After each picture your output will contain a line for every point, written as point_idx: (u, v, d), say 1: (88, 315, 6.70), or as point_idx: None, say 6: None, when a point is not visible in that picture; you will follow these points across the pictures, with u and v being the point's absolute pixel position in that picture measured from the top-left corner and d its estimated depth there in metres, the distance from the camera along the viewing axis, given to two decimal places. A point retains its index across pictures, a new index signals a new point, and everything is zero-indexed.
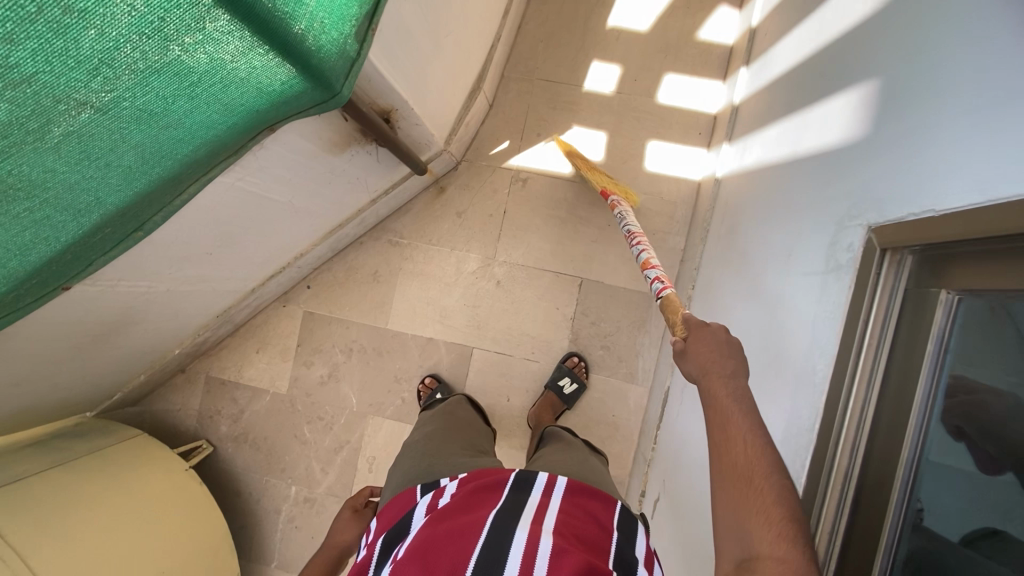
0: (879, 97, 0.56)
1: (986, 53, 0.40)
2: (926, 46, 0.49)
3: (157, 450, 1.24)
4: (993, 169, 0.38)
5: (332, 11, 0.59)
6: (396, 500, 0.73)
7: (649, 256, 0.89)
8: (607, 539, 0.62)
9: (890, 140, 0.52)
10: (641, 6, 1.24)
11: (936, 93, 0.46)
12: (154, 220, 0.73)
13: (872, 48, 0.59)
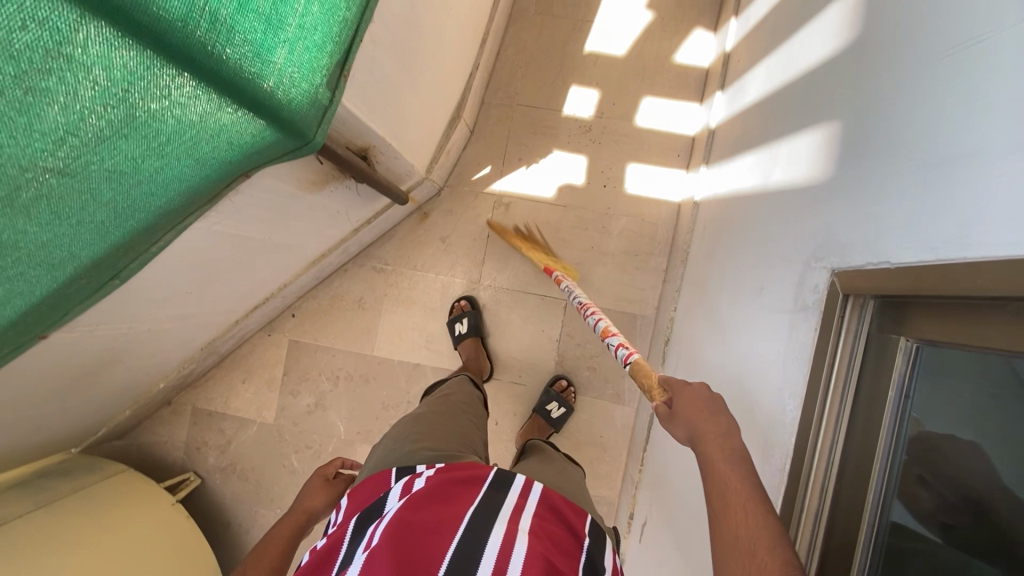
0: (840, 142, 0.57)
1: (937, 115, 0.41)
2: (883, 97, 0.50)
3: (145, 486, 1.23)
4: (943, 228, 0.39)
5: (302, 65, 0.59)
6: (368, 482, 0.74)
7: (607, 325, 0.91)
8: (578, 546, 0.64)
9: (851, 186, 0.53)
10: (617, 31, 1.25)
11: (892, 145, 0.47)
12: (130, 267, 0.73)
13: (835, 92, 0.61)
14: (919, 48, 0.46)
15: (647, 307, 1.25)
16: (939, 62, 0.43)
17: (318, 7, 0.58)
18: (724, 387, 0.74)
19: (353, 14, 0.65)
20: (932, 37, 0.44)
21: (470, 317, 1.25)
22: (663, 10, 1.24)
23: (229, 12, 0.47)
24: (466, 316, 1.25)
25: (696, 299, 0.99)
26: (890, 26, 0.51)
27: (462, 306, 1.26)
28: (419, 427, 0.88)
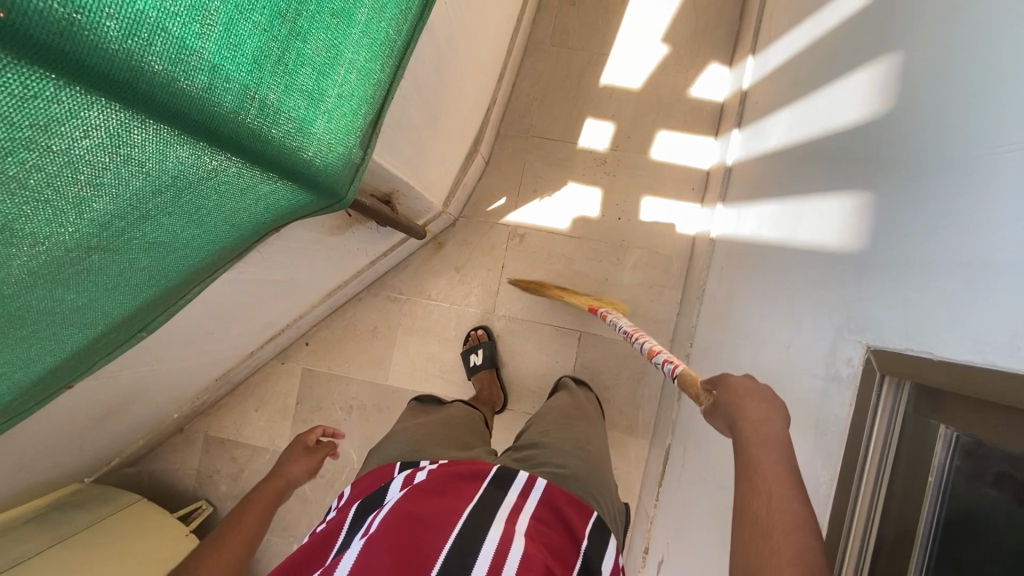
0: (872, 214, 0.58)
1: (983, 214, 0.42)
2: (921, 179, 0.51)
3: (157, 516, 1.22)
4: (992, 333, 0.39)
5: (339, 130, 0.60)
6: (376, 473, 0.79)
7: (653, 346, 0.92)
8: (575, 550, 0.67)
9: (885, 263, 0.54)
10: (632, 64, 1.26)
11: (934, 232, 0.47)
12: (159, 318, 0.73)
13: (867, 159, 0.61)
14: (959, 138, 0.47)
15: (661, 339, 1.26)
16: (980, 159, 0.43)
17: (356, 75, 0.58)
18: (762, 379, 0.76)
19: (387, 75, 0.65)
20: (973, 131, 0.45)
21: (484, 349, 1.25)
22: (678, 44, 1.25)
23: (276, 95, 0.47)
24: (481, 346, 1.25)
25: (713, 341, 1.00)
26: (927, 109, 0.52)
27: (477, 336, 1.27)
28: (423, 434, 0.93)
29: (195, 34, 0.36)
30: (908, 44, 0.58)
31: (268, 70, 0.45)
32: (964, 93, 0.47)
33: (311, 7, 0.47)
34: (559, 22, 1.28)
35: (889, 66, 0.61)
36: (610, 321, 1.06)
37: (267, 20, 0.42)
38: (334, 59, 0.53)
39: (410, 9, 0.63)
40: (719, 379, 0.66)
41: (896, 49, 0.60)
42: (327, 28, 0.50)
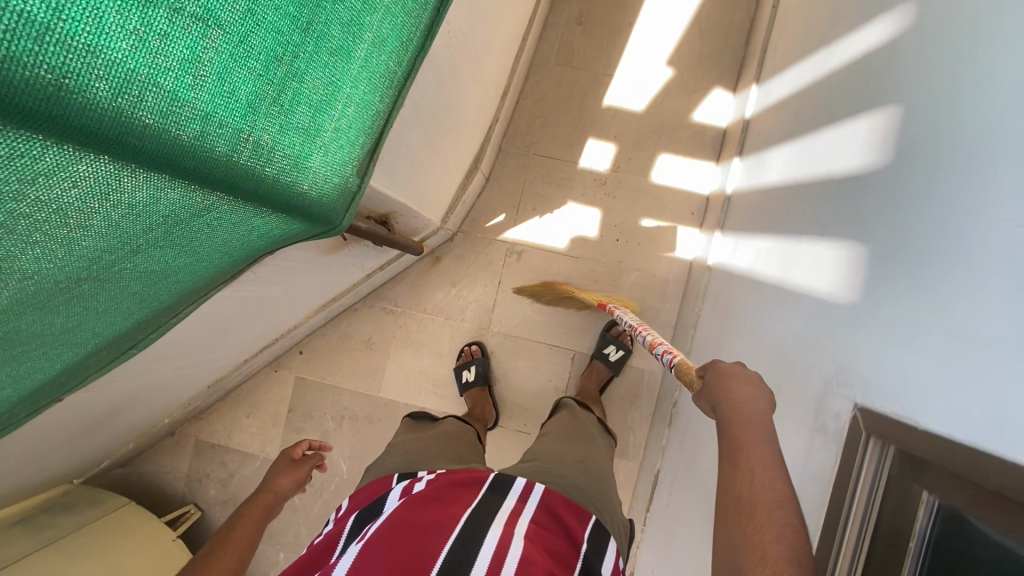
0: (866, 268, 0.58)
1: (973, 288, 0.42)
2: (915, 239, 0.51)
3: (145, 520, 1.22)
4: (976, 410, 0.39)
5: (335, 162, 0.59)
6: (373, 484, 0.81)
7: (654, 338, 0.92)
8: (576, 551, 0.67)
9: (876, 320, 0.54)
10: (636, 86, 1.26)
11: (925, 297, 0.47)
12: (150, 336, 0.73)
13: (864, 210, 0.61)
14: (955, 205, 0.46)
15: (654, 361, 1.27)
16: (974, 230, 0.43)
17: (354, 108, 0.58)
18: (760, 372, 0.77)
19: (386, 105, 0.65)
20: (969, 199, 0.45)
21: (477, 365, 1.25)
22: (683, 68, 1.25)
23: (270, 135, 0.47)
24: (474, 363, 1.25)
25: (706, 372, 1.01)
26: (924, 169, 0.52)
27: (470, 352, 1.27)
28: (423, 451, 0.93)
29: (187, 86, 0.36)
30: (912, 99, 0.57)
31: (263, 113, 0.45)
32: (962, 159, 0.47)
33: (310, 49, 0.47)
34: (564, 40, 1.28)
35: (891, 119, 0.60)
36: (616, 317, 1.06)
37: (263, 66, 0.42)
38: (331, 95, 0.53)
39: (412, 41, 0.63)
40: (711, 363, 0.68)
41: (899, 103, 0.60)
42: (326, 67, 0.50)
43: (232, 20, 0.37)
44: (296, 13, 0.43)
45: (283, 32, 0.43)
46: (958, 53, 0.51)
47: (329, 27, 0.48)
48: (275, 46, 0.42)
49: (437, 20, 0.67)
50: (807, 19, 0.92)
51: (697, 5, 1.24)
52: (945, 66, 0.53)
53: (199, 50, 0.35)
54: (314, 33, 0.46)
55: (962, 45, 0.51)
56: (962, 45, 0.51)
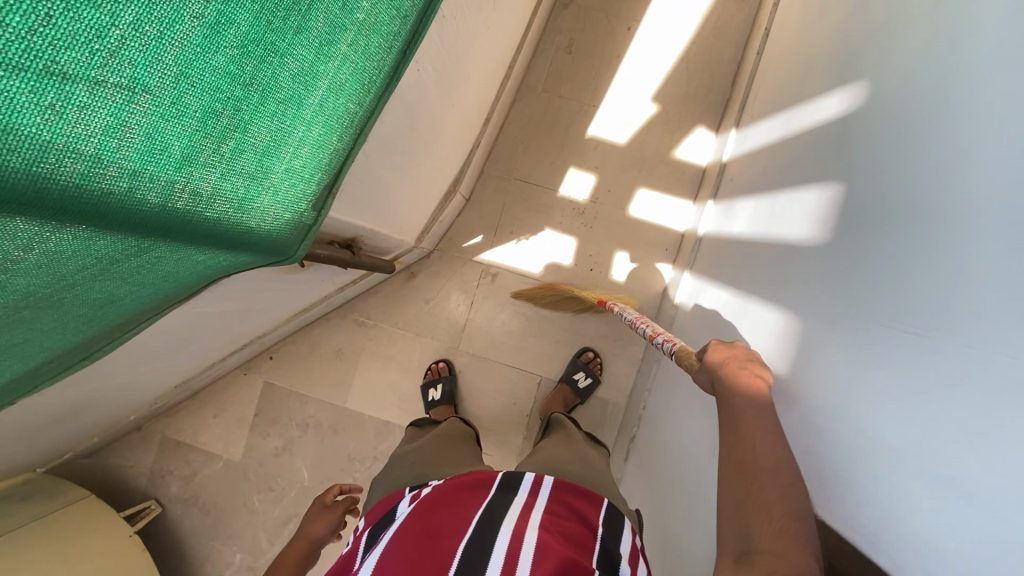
0: (823, 350, 0.59)
1: (927, 419, 0.44)
2: (866, 344, 0.53)
3: (102, 516, 1.23)
4: (935, 547, 0.42)
5: (287, 200, 0.61)
6: (385, 500, 0.81)
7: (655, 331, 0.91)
8: (592, 536, 0.68)
9: (838, 407, 0.56)
10: (621, 119, 1.27)
11: (878, 411, 0.50)
12: (105, 348, 0.74)
13: (815, 286, 0.63)
14: (913, 317, 0.47)
15: (619, 392, 1.27)
16: (926, 354, 0.45)
17: (308, 149, 0.59)
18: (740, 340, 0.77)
19: (346, 144, 0.66)
20: (932, 319, 0.45)
21: (443, 384, 1.26)
22: (667, 105, 1.26)
23: (210, 182, 0.48)
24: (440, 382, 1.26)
25: (669, 415, 1.03)
26: (876, 265, 0.54)
27: (436, 371, 1.28)
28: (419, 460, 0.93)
29: (112, 148, 0.37)
30: (866, 184, 0.58)
31: (201, 162, 0.46)
32: (921, 271, 0.48)
33: (253, 102, 0.48)
34: (553, 69, 1.29)
35: (844, 198, 0.62)
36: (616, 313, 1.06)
37: (200, 122, 0.43)
38: (281, 140, 0.54)
39: (374, 82, 0.64)
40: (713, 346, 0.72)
41: (851, 185, 0.61)
42: (273, 116, 0.51)
43: (163, 86, 0.38)
44: (237, 70, 0.44)
45: (223, 90, 0.44)
46: (914, 150, 0.52)
47: (276, 80, 0.49)
48: (213, 103, 0.43)
49: (402, 61, 0.67)
50: (782, 76, 0.94)
51: (685, 45, 1.26)
52: (902, 161, 0.53)
53: (124, 115, 0.36)
54: (259, 87, 0.47)
55: (919, 144, 0.51)
56: (920, 144, 0.51)
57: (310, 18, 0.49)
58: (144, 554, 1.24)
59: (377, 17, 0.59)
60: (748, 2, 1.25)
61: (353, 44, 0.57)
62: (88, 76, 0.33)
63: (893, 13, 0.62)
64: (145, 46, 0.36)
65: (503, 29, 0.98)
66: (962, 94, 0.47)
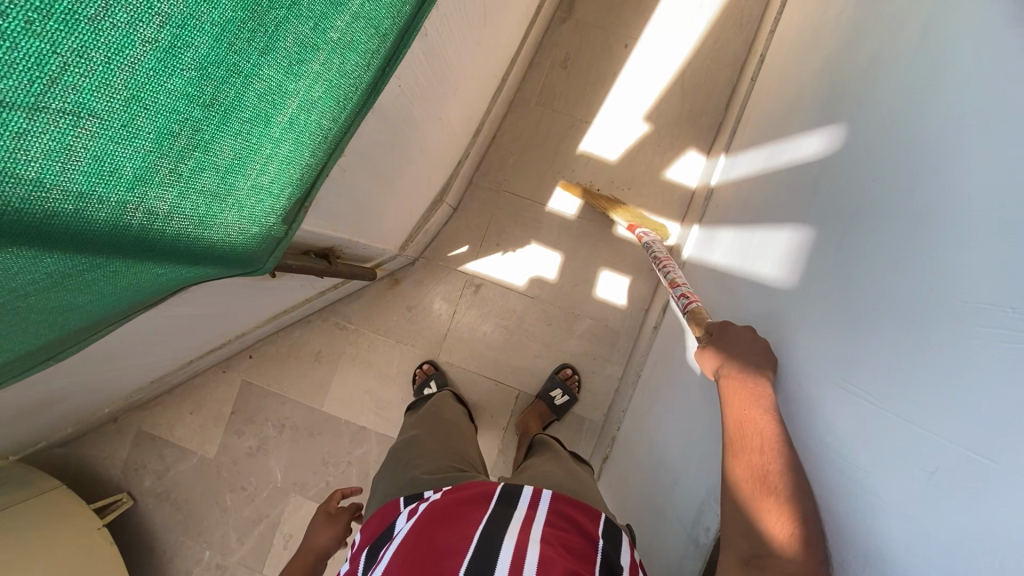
0: (789, 391, 0.59)
1: (877, 482, 0.45)
2: (828, 393, 0.53)
3: (73, 507, 1.22)
4: None
5: (253, 214, 0.60)
6: (380, 511, 0.78)
7: (677, 277, 0.90)
8: (593, 549, 0.67)
9: (801, 449, 0.56)
10: (613, 135, 1.26)
11: (834, 466, 0.50)
12: (68, 349, 0.73)
13: (785, 328, 0.63)
14: (871, 377, 0.47)
15: (597, 411, 1.27)
16: (880, 417, 0.45)
17: (277, 165, 0.59)
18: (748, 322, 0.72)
19: (319, 159, 0.65)
20: (886, 379, 0.45)
21: (436, 380, 1.26)
22: (659, 125, 1.26)
23: (168, 201, 0.48)
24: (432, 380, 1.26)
25: (640, 438, 1.03)
26: (841, 314, 0.53)
27: (423, 373, 1.28)
28: (412, 454, 0.91)
29: (54, 172, 0.36)
30: (837, 231, 0.58)
31: (156, 181, 0.45)
32: (881, 331, 0.47)
33: (214, 121, 0.47)
34: (547, 82, 1.29)
35: (815, 241, 0.61)
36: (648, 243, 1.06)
37: (155, 142, 0.43)
38: (245, 158, 0.54)
39: (350, 99, 0.64)
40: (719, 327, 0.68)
41: (821, 230, 0.61)
42: (237, 135, 0.50)
43: (111, 110, 0.38)
44: (195, 91, 0.44)
45: (179, 111, 0.43)
46: (886, 203, 0.52)
47: (240, 100, 0.49)
48: (169, 124, 0.43)
49: (381, 79, 0.67)
50: (769, 107, 0.93)
51: (680, 65, 1.25)
52: (874, 212, 0.53)
53: (68, 139, 0.36)
54: (220, 107, 0.47)
55: (891, 198, 0.51)
56: (892, 198, 0.51)
57: (277, 39, 0.49)
58: (113, 547, 1.23)
59: (353, 36, 0.58)
60: (745, 27, 1.25)
61: (326, 63, 0.57)
62: (27, 103, 0.33)
63: (876, 58, 0.62)
64: (92, 74, 0.35)
65: (493, 44, 0.98)
66: (937, 152, 0.47)
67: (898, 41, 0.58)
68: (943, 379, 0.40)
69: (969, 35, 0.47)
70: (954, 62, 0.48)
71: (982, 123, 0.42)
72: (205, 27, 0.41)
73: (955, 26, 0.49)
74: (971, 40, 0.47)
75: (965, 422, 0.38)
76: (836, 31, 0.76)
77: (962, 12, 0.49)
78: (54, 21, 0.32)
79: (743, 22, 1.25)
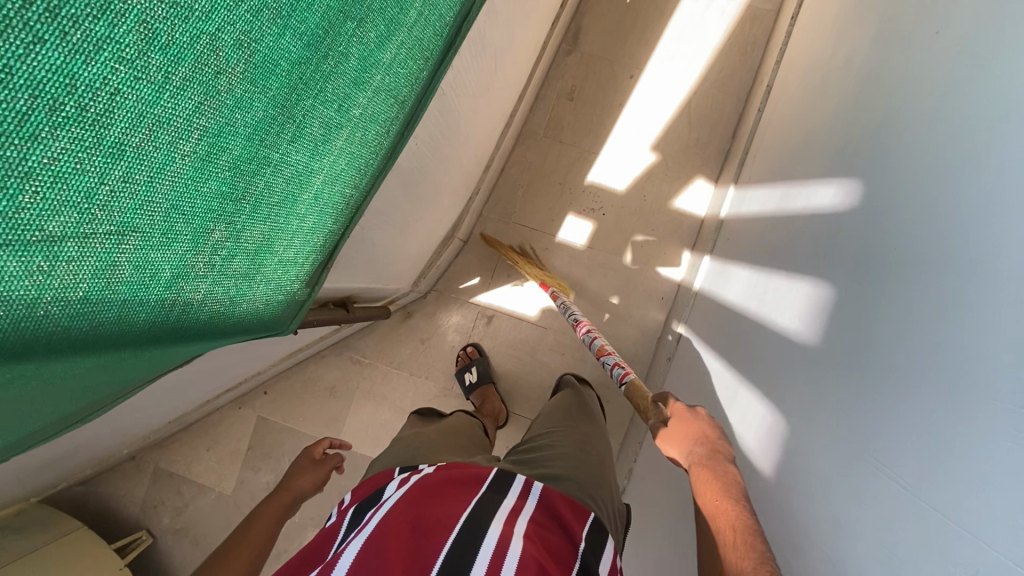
0: (808, 447, 0.60)
1: (904, 560, 0.45)
2: (853, 457, 0.53)
3: (94, 547, 1.22)
4: None
5: (279, 285, 0.61)
6: (374, 477, 0.80)
7: (604, 345, 0.99)
8: (573, 552, 0.67)
9: (819, 512, 0.56)
10: (620, 166, 1.27)
11: (857, 536, 0.50)
12: (94, 413, 0.73)
13: (806, 384, 0.63)
14: (900, 451, 0.48)
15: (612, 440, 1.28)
16: (910, 494, 0.46)
17: (302, 237, 0.60)
18: (765, 370, 0.73)
19: (341, 224, 0.66)
20: (919, 458, 0.46)
21: (477, 366, 1.26)
22: (666, 155, 1.27)
23: (202, 290, 0.49)
24: (474, 364, 1.26)
25: (659, 473, 1.04)
26: (868, 380, 0.54)
27: (468, 353, 1.28)
28: (419, 444, 0.93)
29: (100, 287, 0.37)
30: (863, 293, 0.58)
31: (192, 275, 0.46)
32: (911, 404, 0.48)
33: (246, 212, 0.48)
34: (554, 114, 1.30)
35: (840, 298, 0.62)
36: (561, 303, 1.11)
37: (191, 241, 0.44)
38: (273, 238, 0.55)
39: (371, 165, 0.65)
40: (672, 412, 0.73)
41: (843, 290, 0.62)
42: (266, 219, 0.51)
43: (152, 222, 0.39)
44: (229, 189, 0.44)
45: (214, 210, 0.44)
46: (915, 271, 0.52)
47: (270, 188, 0.49)
48: (204, 223, 0.44)
49: (400, 143, 0.68)
50: (779, 145, 0.94)
51: (686, 95, 1.26)
52: (901, 280, 0.54)
53: (113, 256, 0.37)
54: (252, 198, 0.48)
55: (923, 266, 0.51)
56: (923, 267, 0.51)
57: (305, 126, 0.50)
58: None
59: (374, 108, 0.59)
60: (750, 56, 1.26)
61: (348, 136, 0.58)
62: (77, 233, 0.34)
63: (891, 119, 0.63)
64: (134, 194, 0.36)
65: (504, 87, 0.99)
66: (964, 226, 0.47)
67: (918, 102, 0.59)
68: (978, 467, 0.41)
69: (1000, 106, 0.47)
70: (984, 132, 0.48)
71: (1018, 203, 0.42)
72: (239, 131, 0.42)
73: (983, 96, 0.50)
74: (1002, 111, 0.47)
75: (1000, 517, 0.38)
76: (845, 79, 0.77)
77: (990, 82, 0.49)
78: (103, 155, 0.32)
79: (747, 51, 1.26)
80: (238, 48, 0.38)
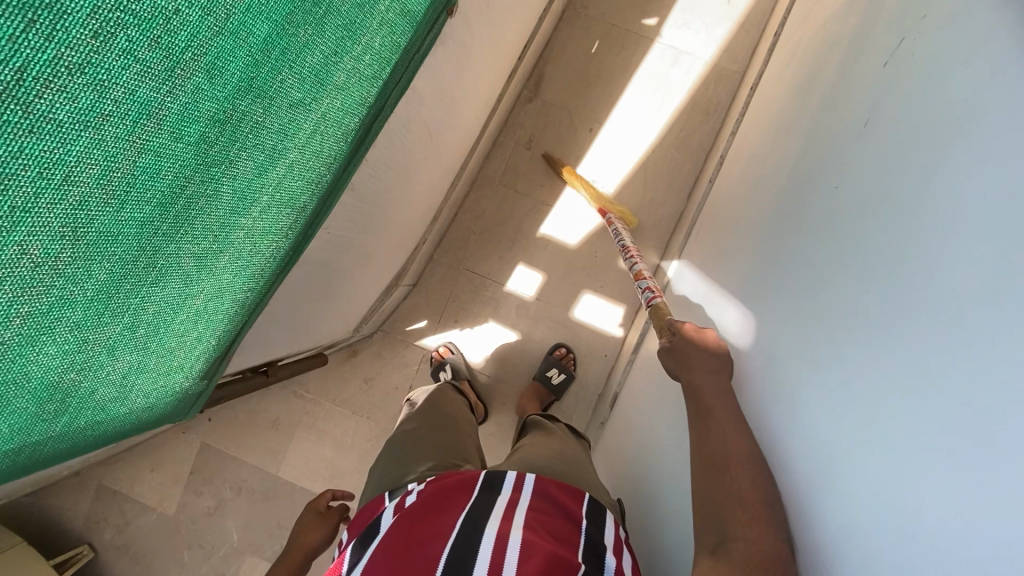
0: None
1: None
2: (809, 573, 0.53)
3: (31, 562, 1.22)
4: None
5: (164, 389, 0.61)
6: (367, 508, 0.78)
7: (642, 269, 1.01)
8: (577, 532, 0.69)
9: None
10: (573, 220, 1.27)
11: None
12: None
13: None
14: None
15: None
16: None
17: (185, 347, 0.59)
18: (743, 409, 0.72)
19: (238, 323, 0.64)
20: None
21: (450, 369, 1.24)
22: None
23: (57, 426, 0.49)
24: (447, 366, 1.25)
25: None
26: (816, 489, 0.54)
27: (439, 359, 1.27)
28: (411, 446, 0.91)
29: None
30: (798, 451, 0.58)
31: (39, 421, 0.47)
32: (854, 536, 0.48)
33: (101, 355, 0.48)
34: (511, 163, 1.29)
35: (780, 448, 0.61)
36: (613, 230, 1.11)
37: (33, 397, 0.44)
38: (144, 361, 0.54)
39: (268, 268, 0.62)
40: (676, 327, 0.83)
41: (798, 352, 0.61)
42: (132, 351, 0.51)
43: None
44: (75, 345, 0.45)
45: (56, 368, 0.44)
46: (845, 445, 0.51)
47: (131, 326, 0.50)
48: (44, 381, 0.44)
49: (305, 239, 0.64)
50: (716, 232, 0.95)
51: (644, 152, 1.25)
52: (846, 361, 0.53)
53: None
54: (105, 342, 0.48)
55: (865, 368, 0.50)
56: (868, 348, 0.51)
57: (169, 265, 0.49)
58: None
59: (265, 224, 0.57)
60: (710, 117, 1.25)
61: (234, 255, 0.56)
62: None
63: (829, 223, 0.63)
64: None
65: (445, 154, 0.99)
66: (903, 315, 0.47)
67: (861, 218, 0.57)
68: None
69: (937, 295, 0.45)
70: (926, 293, 0.46)
71: (951, 436, 0.41)
72: (76, 300, 0.42)
73: (911, 290, 0.48)
74: (933, 317, 0.45)
75: None
76: None
77: (921, 212, 0.49)
78: None
79: (708, 111, 1.25)
80: (59, 240, 0.38)
